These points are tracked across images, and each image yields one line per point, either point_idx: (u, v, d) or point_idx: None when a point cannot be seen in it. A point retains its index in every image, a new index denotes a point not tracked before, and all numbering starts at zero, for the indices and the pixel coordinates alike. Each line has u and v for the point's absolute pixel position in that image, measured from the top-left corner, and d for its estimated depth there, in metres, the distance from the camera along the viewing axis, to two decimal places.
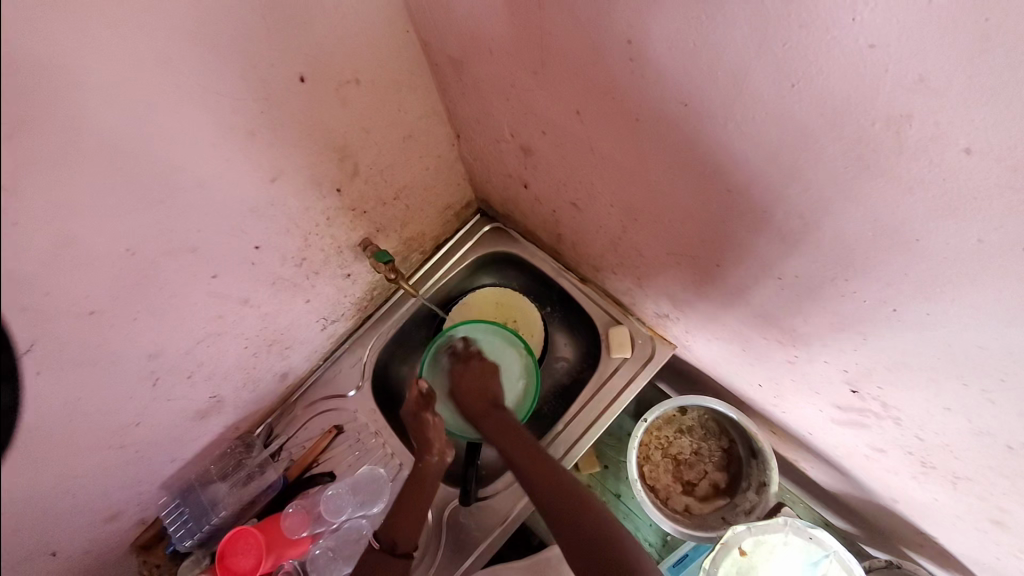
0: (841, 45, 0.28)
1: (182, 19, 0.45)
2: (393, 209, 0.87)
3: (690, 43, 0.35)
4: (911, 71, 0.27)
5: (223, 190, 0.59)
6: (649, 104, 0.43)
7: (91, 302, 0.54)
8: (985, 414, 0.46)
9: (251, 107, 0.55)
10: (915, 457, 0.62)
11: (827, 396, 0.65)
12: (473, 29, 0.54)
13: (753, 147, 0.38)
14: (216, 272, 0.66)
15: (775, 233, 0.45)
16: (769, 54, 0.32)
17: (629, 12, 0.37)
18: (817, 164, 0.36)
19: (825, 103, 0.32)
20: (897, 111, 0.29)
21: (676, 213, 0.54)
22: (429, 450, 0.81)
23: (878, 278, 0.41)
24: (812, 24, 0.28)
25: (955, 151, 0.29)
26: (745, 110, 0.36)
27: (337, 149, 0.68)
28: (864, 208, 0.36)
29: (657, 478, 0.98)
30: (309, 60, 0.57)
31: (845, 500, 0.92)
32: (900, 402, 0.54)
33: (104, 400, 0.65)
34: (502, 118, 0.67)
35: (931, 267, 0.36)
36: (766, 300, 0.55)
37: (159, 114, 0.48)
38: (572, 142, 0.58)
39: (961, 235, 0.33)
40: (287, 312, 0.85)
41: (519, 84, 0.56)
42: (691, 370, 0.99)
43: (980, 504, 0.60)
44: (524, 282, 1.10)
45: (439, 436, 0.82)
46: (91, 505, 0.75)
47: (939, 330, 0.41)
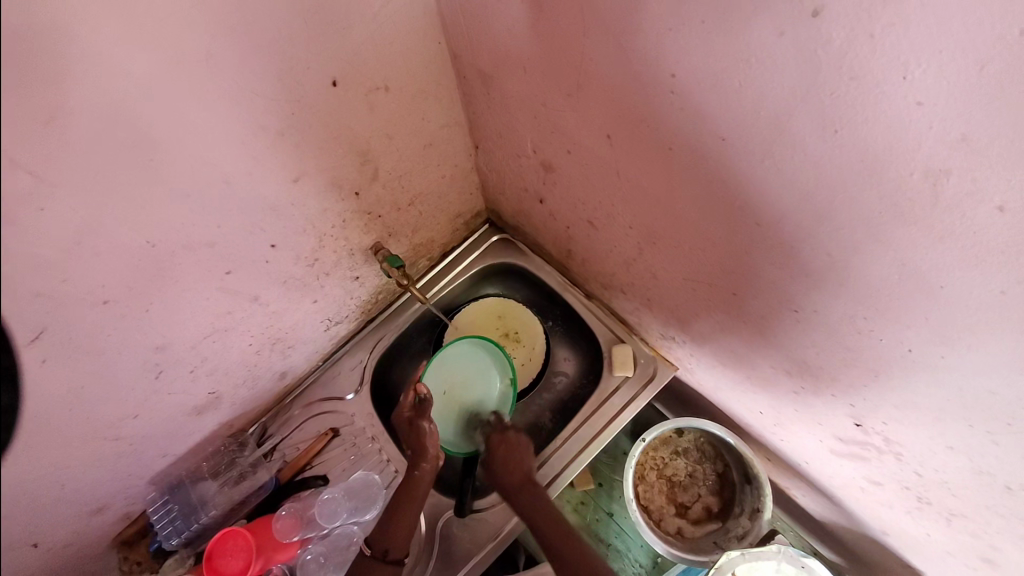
0: (889, 100, 0.29)
1: (226, 19, 0.45)
2: (407, 214, 0.87)
3: (735, 82, 0.36)
4: (955, 130, 0.28)
5: (246, 188, 0.59)
6: (684, 135, 0.43)
7: (104, 292, 0.53)
8: (989, 457, 0.47)
9: (283, 108, 0.55)
10: (912, 493, 0.63)
11: (829, 428, 0.66)
12: (510, 48, 0.55)
13: (785, 185, 0.39)
14: (230, 268, 0.66)
15: (797, 268, 0.46)
16: (814, 100, 0.32)
17: (676, 47, 0.38)
18: (847, 206, 0.37)
19: (865, 151, 0.33)
20: (936, 166, 0.30)
21: (697, 240, 0.54)
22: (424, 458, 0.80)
23: (896, 319, 0.42)
24: (862, 76, 0.29)
25: (988, 208, 0.30)
26: (782, 151, 0.37)
27: (360, 153, 0.69)
28: (891, 252, 0.37)
29: (651, 499, 0.99)
30: (343, 65, 0.57)
31: (835, 530, 0.93)
32: (902, 438, 0.55)
33: (106, 391, 0.64)
34: (527, 135, 0.67)
35: (950, 313, 0.37)
36: (778, 330, 0.56)
37: (192, 110, 0.48)
38: (598, 164, 0.59)
39: (985, 286, 0.34)
40: (294, 312, 0.84)
41: (550, 105, 0.57)
42: (691, 392, 1.00)
43: (972, 543, 0.61)
44: (530, 294, 1.11)
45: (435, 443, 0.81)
46: (79, 496, 0.74)
47: (952, 373, 0.42)
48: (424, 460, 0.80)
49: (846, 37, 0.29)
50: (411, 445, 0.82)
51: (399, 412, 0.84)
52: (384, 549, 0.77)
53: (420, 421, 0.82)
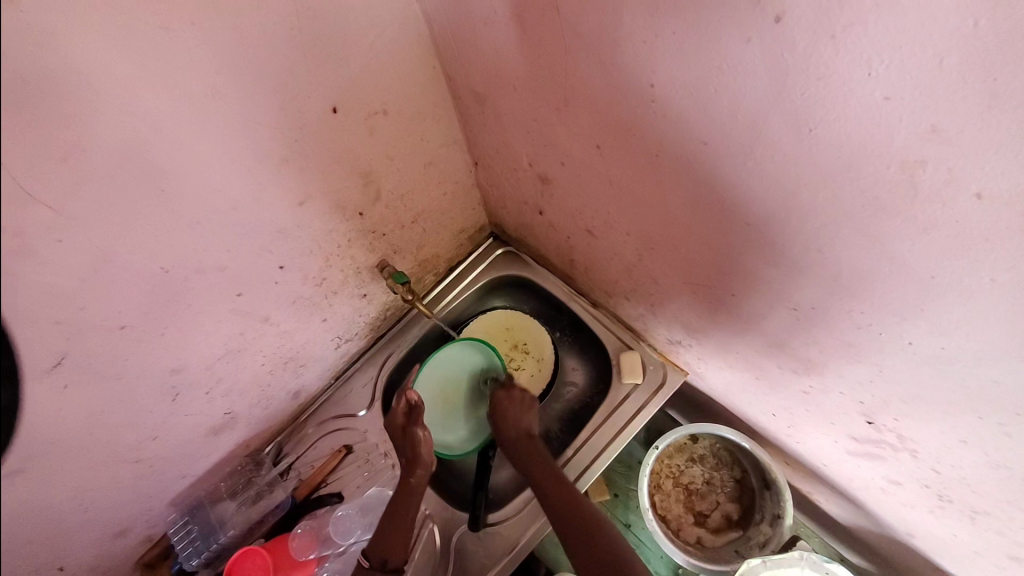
0: (857, 97, 0.30)
1: (229, 56, 0.48)
2: (411, 232, 0.89)
3: (711, 89, 0.37)
4: (924, 121, 0.28)
5: (254, 213, 0.62)
6: (669, 142, 0.45)
7: (123, 318, 0.56)
8: (1004, 449, 0.46)
9: (286, 135, 0.58)
10: (932, 491, 0.61)
11: (842, 427, 0.65)
12: (499, 67, 0.57)
13: (769, 185, 0.40)
14: (241, 290, 0.68)
15: (789, 265, 0.46)
16: (785, 101, 0.33)
17: (653, 60, 0.39)
18: (830, 201, 0.37)
19: (839, 148, 0.33)
20: (910, 158, 0.31)
21: (692, 243, 0.55)
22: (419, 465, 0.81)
23: (892, 311, 0.42)
24: (828, 77, 0.30)
25: (967, 195, 0.30)
26: (763, 151, 0.38)
27: (362, 175, 0.71)
28: (878, 245, 0.37)
29: (668, 508, 0.97)
30: (341, 93, 0.60)
31: (860, 535, 0.90)
32: (915, 434, 0.54)
33: (126, 413, 0.66)
34: (522, 149, 0.69)
35: (943, 304, 0.37)
36: (779, 328, 0.56)
37: (201, 143, 0.51)
38: (591, 174, 0.61)
39: (975, 274, 0.34)
40: (304, 331, 0.86)
41: (541, 119, 0.59)
42: (703, 398, 0.99)
43: (1001, 542, 0.59)
44: (537, 305, 1.11)
45: (429, 450, 0.82)
46: (103, 518, 0.76)
47: (955, 364, 0.41)
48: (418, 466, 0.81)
49: (808, 40, 0.30)
50: (405, 454, 0.83)
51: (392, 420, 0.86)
52: (382, 557, 0.77)
53: (413, 429, 0.84)
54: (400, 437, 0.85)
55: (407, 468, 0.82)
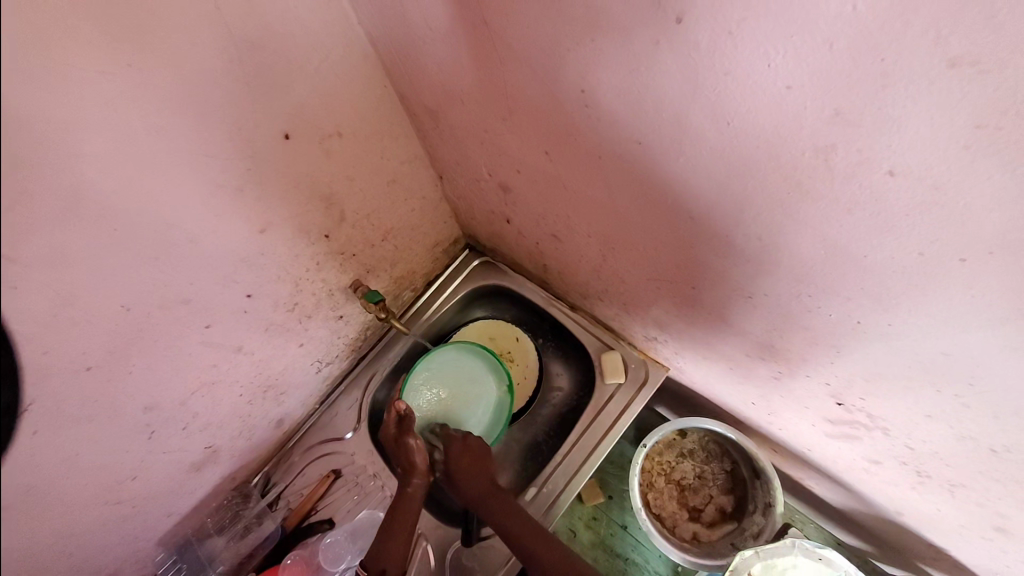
0: (765, 88, 0.31)
1: (171, 91, 0.48)
2: (382, 250, 0.90)
3: (635, 90, 0.38)
4: (828, 106, 0.29)
5: (215, 244, 0.62)
6: (609, 143, 0.46)
7: (87, 359, 0.56)
8: (964, 420, 0.46)
9: (239, 165, 0.58)
10: (910, 467, 0.61)
11: (817, 410, 0.65)
12: (445, 83, 0.58)
13: (704, 178, 0.41)
14: (209, 322, 0.68)
15: (737, 254, 0.47)
16: (701, 96, 0.34)
17: (579, 66, 0.40)
18: (762, 189, 0.38)
19: (758, 139, 0.34)
20: (822, 142, 0.31)
21: (648, 239, 0.56)
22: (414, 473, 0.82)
23: (838, 293, 0.42)
24: (735, 71, 0.31)
25: (881, 173, 0.31)
26: (690, 144, 0.39)
27: (323, 199, 0.71)
28: (812, 229, 0.38)
29: (662, 506, 0.97)
30: (292, 119, 0.60)
31: (855, 517, 0.90)
32: (882, 412, 0.54)
33: (100, 456, 0.65)
34: (480, 160, 0.70)
35: (882, 282, 0.38)
36: (741, 318, 0.57)
37: (151, 179, 0.51)
38: (545, 180, 0.61)
39: (903, 249, 0.34)
40: (281, 358, 0.86)
41: (490, 131, 0.60)
42: (687, 393, 0.99)
43: (981, 512, 0.59)
44: (517, 312, 1.12)
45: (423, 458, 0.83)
46: (87, 564, 0.75)
47: (904, 339, 0.42)
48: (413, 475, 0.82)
49: (712, 38, 0.30)
50: (400, 461, 0.84)
51: (385, 430, 0.86)
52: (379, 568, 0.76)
53: (405, 439, 0.84)
54: (394, 446, 0.85)
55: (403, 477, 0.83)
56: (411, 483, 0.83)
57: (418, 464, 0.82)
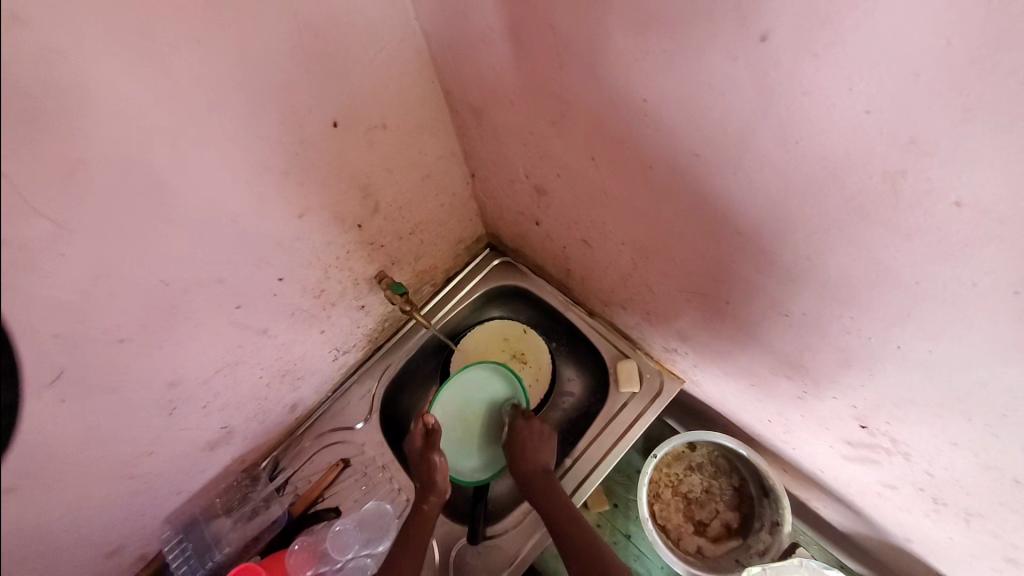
0: (841, 110, 0.31)
1: (232, 72, 0.49)
2: (409, 243, 0.90)
3: (701, 102, 0.39)
4: (903, 133, 0.30)
5: (255, 226, 0.62)
6: (663, 152, 0.46)
7: (121, 332, 0.56)
8: (992, 451, 0.47)
9: (287, 149, 0.59)
10: (927, 494, 0.62)
11: (837, 432, 0.66)
12: (496, 83, 0.59)
13: (759, 193, 0.41)
14: (239, 303, 0.68)
15: (780, 271, 0.47)
16: (771, 113, 0.35)
17: (646, 75, 0.41)
18: (819, 208, 0.38)
19: (824, 159, 0.35)
20: (892, 168, 0.32)
21: (687, 251, 0.56)
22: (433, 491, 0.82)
23: (882, 317, 0.43)
24: (812, 91, 0.32)
25: (947, 203, 0.31)
26: (751, 159, 0.39)
27: (360, 188, 0.72)
28: (864, 252, 0.38)
29: (667, 518, 0.97)
30: (341, 108, 0.61)
31: (860, 542, 0.91)
32: (907, 438, 0.55)
33: (121, 429, 0.65)
34: (519, 162, 0.71)
35: (929, 309, 0.39)
36: (773, 335, 0.57)
37: (203, 157, 0.52)
38: (586, 185, 0.62)
39: (958, 277, 0.35)
40: (302, 343, 0.86)
41: (537, 132, 0.60)
42: (700, 407, 0.99)
43: (996, 544, 0.60)
44: (533, 315, 1.12)
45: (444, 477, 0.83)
46: (96, 535, 0.75)
47: (943, 367, 0.42)
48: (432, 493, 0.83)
49: (793, 58, 0.31)
50: (421, 477, 0.85)
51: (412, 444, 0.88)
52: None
53: (430, 454, 0.85)
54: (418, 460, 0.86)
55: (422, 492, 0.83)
56: (428, 500, 0.83)
57: (438, 482, 0.83)
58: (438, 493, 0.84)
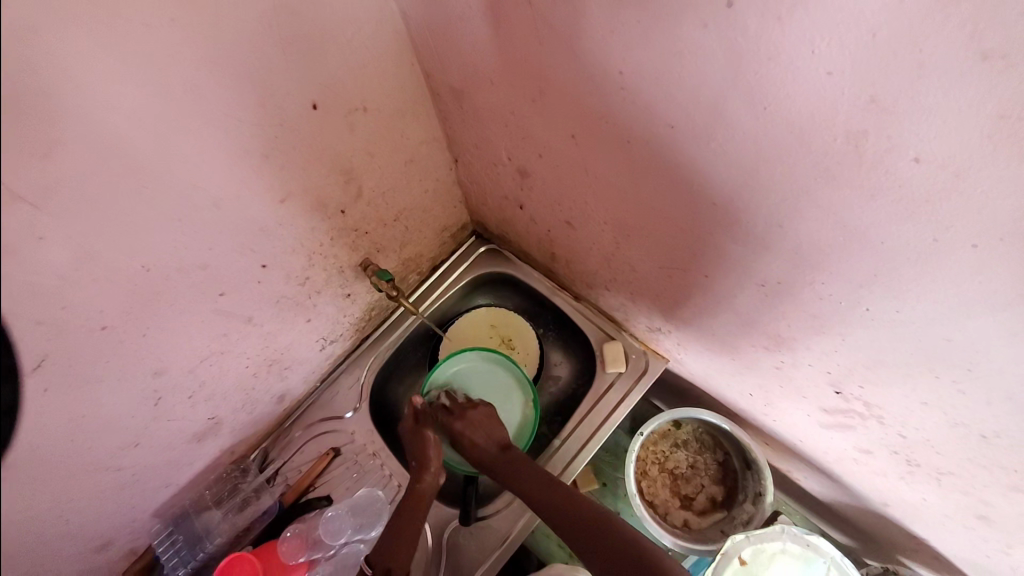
0: (805, 74, 0.33)
1: (209, 51, 0.48)
2: (394, 229, 0.90)
3: (675, 73, 0.40)
4: (864, 93, 0.31)
5: (238, 211, 0.62)
6: (640, 125, 0.47)
7: (103, 319, 0.56)
8: (958, 407, 0.49)
9: (268, 132, 0.58)
10: (900, 456, 0.65)
11: (814, 400, 0.68)
12: (476, 63, 0.59)
13: (732, 163, 0.43)
14: (224, 290, 0.68)
15: (755, 240, 0.49)
16: (741, 81, 0.36)
17: (621, 48, 0.42)
18: (790, 174, 0.40)
19: (791, 124, 0.36)
20: (854, 129, 0.33)
21: (666, 226, 0.58)
22: (425, 467, 0.84)
23: (851, 279, 0.45)
24: (778, 57, 0.33)
25: (906, 160, 0.33)
26: (724, 129, 0.41)
27: (343, 173, 0.72)
28: (830, 214, 0.40)
29: (655, 493, 1.00)
30: (322, 90, 0.61)
31: (840, 507, 0.95)
32: (881, 400, 0.57)
33: (107, 419, 0.65)
34: (500, 143, 0.71)
35: (894, 270, 0.41)
36: (752, 306, 0.59)
37: (183, 139, 0.51)
38: (568, 165, 0.63)
39: (919, 235, 0.36)
40: (289, 332, 0.86)
41: (517, 112, 0.61)
42: (685, 385, 1.02)
43: (964, 500, 0.63)
44: (520, 301, 1.13)
45: (437, 453, 0.86)
46: (84, 529, 0.75)
47: (907, 326, 0.45)
48: (425, 470, 0.85)
49: (759, 24, 0.32)
50: (416, 456, 0.87)
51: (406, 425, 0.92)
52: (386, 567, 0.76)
53: (423, 430, 0.89)
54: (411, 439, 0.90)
55: (415, 470, 0.85)
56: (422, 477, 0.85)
57: (430, 455, 0.86)
58: (431, 470, 0.86)
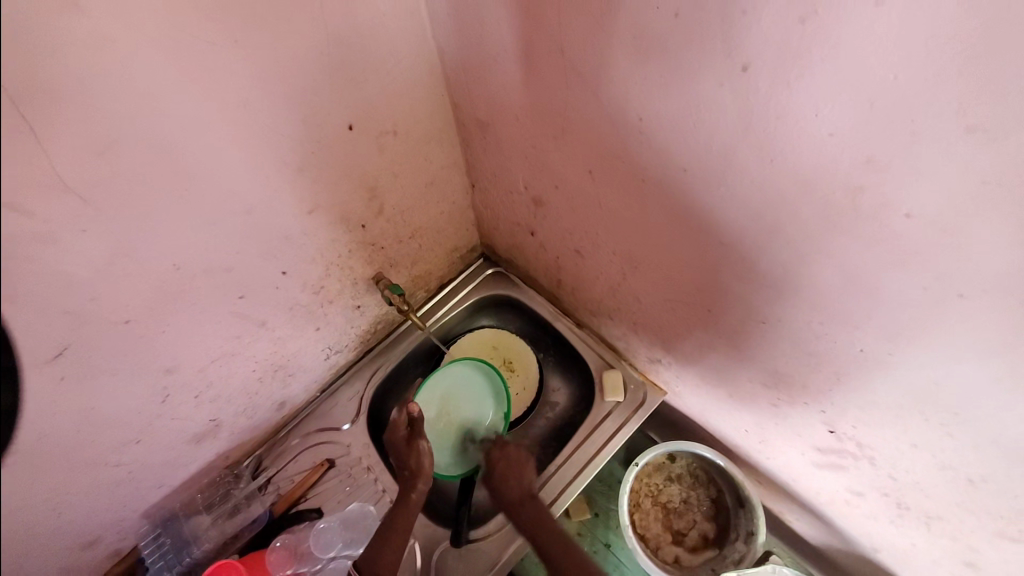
0: (809, 131, 0.37)
1: (262, 71, 0.52)
2: (408, 247, 0.93)
3: (691, 122, 0.44)
4: (861, 152, 0.35)
5: (267, 218, 0.65)
6: (655, 166, 0.51)
7: (128, 312, 0.58)
8: (947, 450, 0.51)
9: (304, 147, 0.62)
10: (891, 499, 0.66)
11: (809, 438, 0.70)
12: (504, 98, 0.64)
13: (739, 206, 0.47)
14: (242, 293, 0.70)
15: (758, 279, 0.52)
16: (750, 134, 0.40)
17: (642, 97, 0.46)
18: (792, 220, 0.43)
19: (796, 175, 0.40)
20: (852, 183, 0.37)
21: (673, 260, 0.61)
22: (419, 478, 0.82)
23: (847, 321, 0.48)
24: (785, 115, 0.37)
25: (898, 214, 0.36)
26: (733, 175, 0.45)
27: (368, 190, 0.75)
28: (827, 259, 0.44)
29: (646, 527, 1.00)
30: (358, 113, 0.65)
31: (831, 552, 0.94)
32: (872, 441, 0.59)
33: (115, 412, 0.66)
34: (519, 173, 0.75)
35: (886, 314, 0.44)
36: (752, 342, 0.62)
37: (226, 148, 0.55)
38: (582, 198, 0.67)
39: (909, 282, 0.40)
40: (297, 339, 0.87)
41: (539, 146, 0.65)
42: (681, 418, 1.03)
43: (953, 546, 0.64)
44: (523, 325, 1.16)
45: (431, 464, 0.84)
46: (73, 525, 0.74)
47: (899, 368, 0.47)
48: (419, 480, 0.83)
49: (770, 86, 0.36)
50: (408, 465, 0.84)
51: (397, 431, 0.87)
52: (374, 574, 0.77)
53: (417, 441, 0.85)
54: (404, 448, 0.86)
55: (408, 479, 0.83)
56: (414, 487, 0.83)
57: (424, 467, 0.83)
58: (425, 480, 0.84)
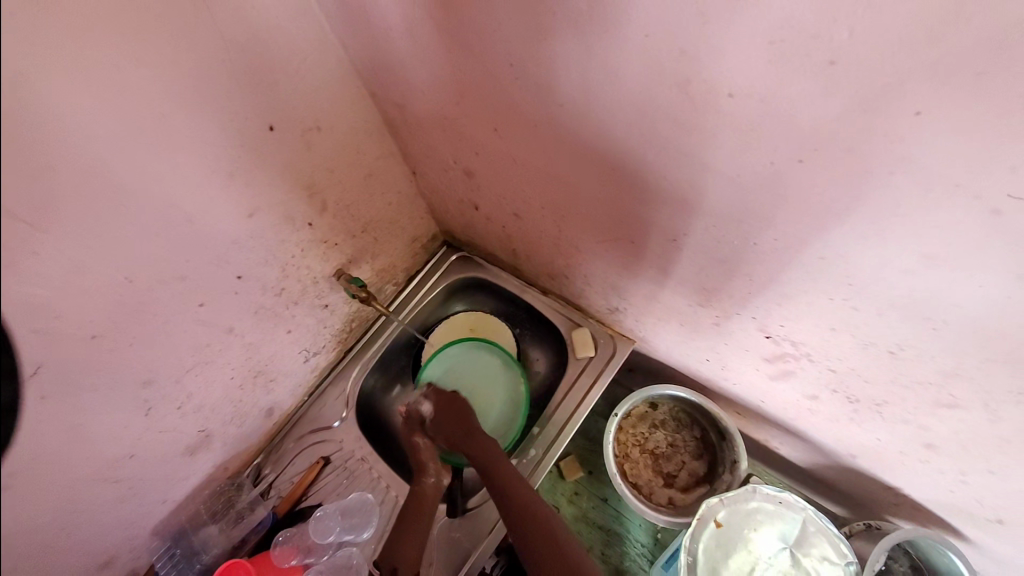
0: (632, 37, 0.41)
1: (175, 83, 0.57)
2: (363, 241, 0.98)
3: (546, 56, 0.48)
4: (676, 46, 0.39)
5: (211, 224, 0.70)
6: (537, 107, 0.55)
7: (93, 327, 0.62)
8: (861, 326, 0.54)
9: (232, 153, 0.67)
10: (841, 395, 0.68)
11: (755, 351, 0.72)
12: (406, 77, 0.68)
13: (612, 125, 0.50)
14: (203, 301, 0.75)
15: (654, 195, 0.56)
16: (593, 53, 0.44)
17: (504, 42, 0.50)
18: (655, 128, 0.47)
19: (640, 81, 0.44)
20: (682, 77, 0.41)
21: (585, 198, 0.65)
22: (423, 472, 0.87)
23: (733, 216, 0.51)
24: (608, 27, 0.41)
25: (725, 96, 0.40)
26: (596, 96, 0.48)
27: (306, 188, 0.80)
28: (695, 157, 0.47)
29: (638, 475, 1.02)
30: (276, 114, 0.70)
31: (818, 468, 0.96)
32: (801, 336, 0.62)
33: (101, 429, 0.70)
34: (444, 149, 0.80)
35: (759, 198, 0.47)
36: (676, 263, 0.65)
37: (154, 160, 0.59)
38: (500, 158, 0.71)
39: (761, 161, 0.44)
40: (270, 343, 0.92)
41: (448, 116, 0.70)
42: (654, 364, 1.06)
43: (907, 429, 0.66)
44: (495, 303, 1.19)
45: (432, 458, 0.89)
46: (85, 546, 0.79)
47: (789, 252, 0.51)
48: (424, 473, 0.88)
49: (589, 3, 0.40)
50: (413, 462, 0.90)
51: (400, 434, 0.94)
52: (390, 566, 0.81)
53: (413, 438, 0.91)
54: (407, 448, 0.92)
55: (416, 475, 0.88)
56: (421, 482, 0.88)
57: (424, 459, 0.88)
58: (431, 473, 0.89)
